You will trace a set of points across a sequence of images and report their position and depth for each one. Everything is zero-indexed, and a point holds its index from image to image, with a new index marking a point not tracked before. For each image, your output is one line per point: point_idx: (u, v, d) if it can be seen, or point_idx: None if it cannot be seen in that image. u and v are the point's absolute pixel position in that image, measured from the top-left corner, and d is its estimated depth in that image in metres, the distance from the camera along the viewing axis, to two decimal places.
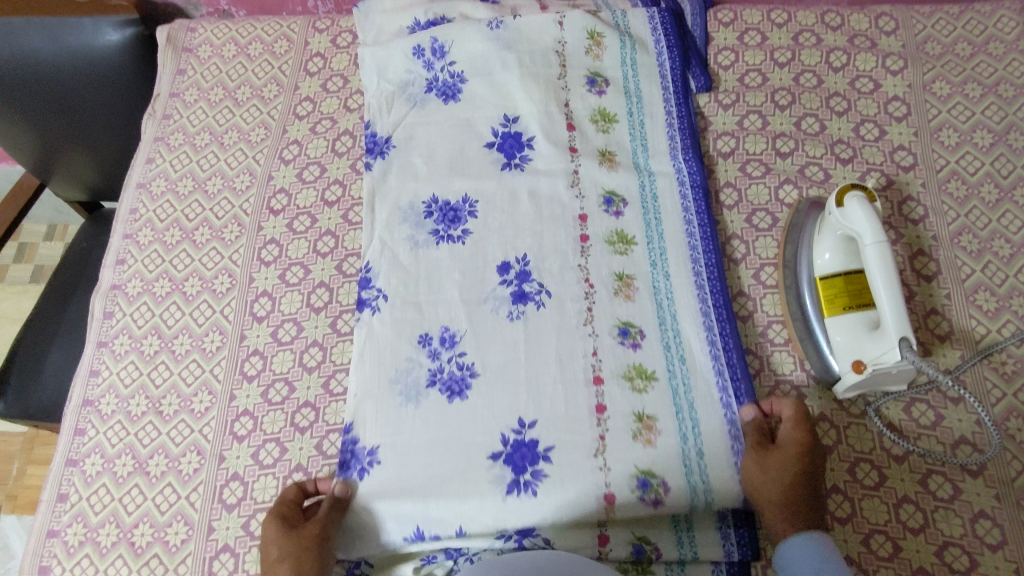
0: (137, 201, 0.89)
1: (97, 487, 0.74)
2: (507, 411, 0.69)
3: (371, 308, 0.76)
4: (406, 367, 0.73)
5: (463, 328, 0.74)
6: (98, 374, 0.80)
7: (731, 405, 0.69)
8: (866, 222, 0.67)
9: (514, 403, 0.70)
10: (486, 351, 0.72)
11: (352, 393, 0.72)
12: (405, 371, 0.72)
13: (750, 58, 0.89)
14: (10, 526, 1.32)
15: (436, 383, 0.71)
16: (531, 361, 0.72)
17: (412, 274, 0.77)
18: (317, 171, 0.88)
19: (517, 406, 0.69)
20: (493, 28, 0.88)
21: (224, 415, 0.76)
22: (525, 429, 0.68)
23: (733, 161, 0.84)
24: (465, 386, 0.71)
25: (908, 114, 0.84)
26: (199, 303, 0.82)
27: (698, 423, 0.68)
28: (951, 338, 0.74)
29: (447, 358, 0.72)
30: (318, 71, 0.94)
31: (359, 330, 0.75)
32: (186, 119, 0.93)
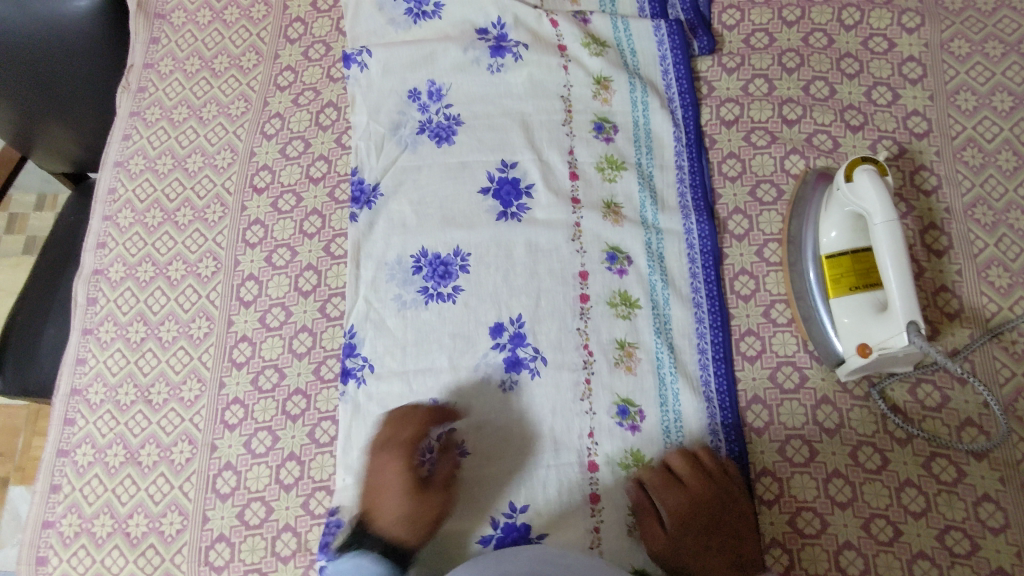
0: (115, 181, 0.86)
1: (90, 478, 0.74)
2: (499, 494, 0.70)
3: (356, 379, 0.73)
4: None
5: (454, 401, 0.73)
6: (84, 363, 0.78)
7: None
8: (877, 198, 0.63)
9: (506, 487, 0.70)
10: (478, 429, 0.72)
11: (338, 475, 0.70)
12: None
13: (757, 16, 0.84)
14: (20, 495, 1.33)
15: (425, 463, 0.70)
16: (525, 444, 0.71)
17: (399, 340, 0.74)
18: (301, 146, 0.84)
19: (510, 488, 0.70)
20: (494, 70, 0.82)
21: (214, 403, 0.75)
22: (517, 513, 0.69)
23: (736, 130, 0.80)
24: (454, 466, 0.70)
25: (924, 75, 0.79)
26: (184, 287, 0.80)
27: None
28: (960, 316, 0.71)
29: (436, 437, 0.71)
30: (298, 38, 0.89)
31: (345, 404, 0.72)
32: (162, 92, 0.89)
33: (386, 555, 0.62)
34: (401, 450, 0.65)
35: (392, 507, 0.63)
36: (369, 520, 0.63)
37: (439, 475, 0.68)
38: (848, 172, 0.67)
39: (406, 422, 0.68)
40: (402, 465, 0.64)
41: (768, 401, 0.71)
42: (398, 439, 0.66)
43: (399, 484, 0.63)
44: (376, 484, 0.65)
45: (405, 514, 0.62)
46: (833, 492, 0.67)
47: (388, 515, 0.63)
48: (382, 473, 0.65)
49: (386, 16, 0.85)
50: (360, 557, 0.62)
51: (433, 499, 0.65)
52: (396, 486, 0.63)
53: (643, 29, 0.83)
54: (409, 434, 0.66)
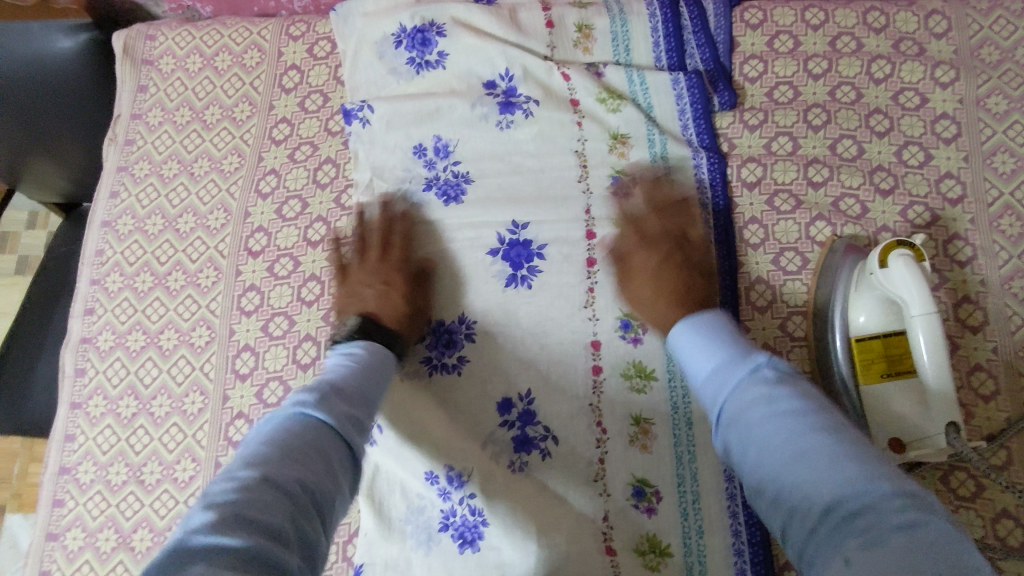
0: (103, 241, 0.81)
1: (80, 564, 0.71)
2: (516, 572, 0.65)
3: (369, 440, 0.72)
4: (419, 505, 0.70)
5: (468, 468, 0.69)
6: (73, 439, 0.75)
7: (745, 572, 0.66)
8: (915, 289, 0.59)
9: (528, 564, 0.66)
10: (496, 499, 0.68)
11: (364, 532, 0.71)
12: (417, 510, 0.70)
13: (781, 68, 0.79)
14: (17, 523, 1.30)
15: (448, 528, 0.68)
16: (543, 519, 0.67)
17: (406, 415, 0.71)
18: (298, 206, 0.80)
19: (527, 567, 0.65)
20: (503, 127, 0.78)
21: (209, 484, 0.72)
22: None
23: (759, 192, 0.76)
24: (477, 534, 0.68)
25: (958, 135, 0.75)
26: (177, 358, 0.76)
27: None
28: (996, 399, 0.67)
29: (458, 500, 0.69)
30: (294, 87, 0.84)
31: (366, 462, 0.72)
32: (151, 145, 0.84)
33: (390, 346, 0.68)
34: (396, 272, 0.73)
35: (387, 302, 0.71)
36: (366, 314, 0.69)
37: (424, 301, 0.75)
38: (883, 255, 0.63)
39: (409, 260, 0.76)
40: (394, 283, 0.73)
41: None
42: (390, 264, 0.74)
43: (393, 293, 0.72)
44: (366, 301, 0.72)
45: (400, 311, 0.71)
46: None
47: (364, 306, 0.71)
48: (366, 291, 0.73)
49: (386, 66, 0.81)
50: (372, 343, 0.64)
51: (410, 320, 0.72)
52: (391, 291, 0.72)
53: (660, 83, 0.78)
54: (400, 256, 0.75)
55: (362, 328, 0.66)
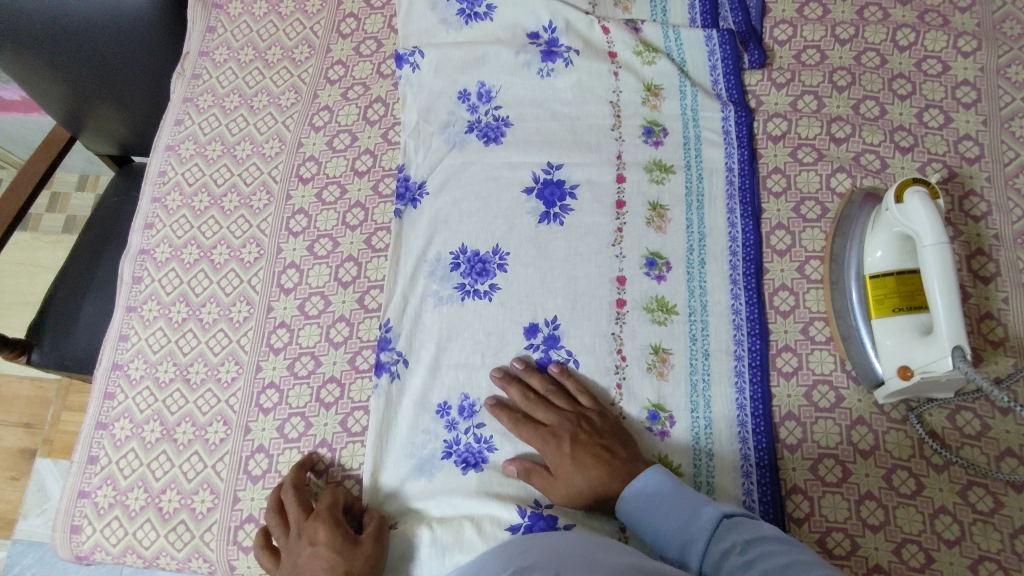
0: (166, 164, 0.88)
1: (126, 452, 0.76)
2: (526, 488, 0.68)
3: (390, 372, 0.74)
4: (423, 439, 0.71)
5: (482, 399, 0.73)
6: (127, 339, 0.81)
7: (751, 492, 0.68)
8: (928, 220, 0.63)
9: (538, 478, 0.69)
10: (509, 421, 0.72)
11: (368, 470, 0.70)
12: (421, 444, 0.71)
13: (809, 33, 0.84)
14: (48, 469, 1.30)
15: (453, 454, 0.70)
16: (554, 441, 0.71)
17: (433, 334, 0.75)
18: (348, 140, 0.86)
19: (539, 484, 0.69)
20: (544, 75, 0.83)
21: (250, 386, 0.76)
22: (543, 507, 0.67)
23: (783, 145, 0.80)
24: (482, 458, 0.70)
25: (978, 100, 0.79)
26: (227, 271, 0.82)
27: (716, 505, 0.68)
28: (1005, 345, 0.70)
29: (464, 429, 0.71)
30: (351, 34, 0.91)
31: (377, 398, 0.73)
32: (215, 80, 0.91)
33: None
34: (322, 524, 0.63)
35: (321, 555, 0.60)
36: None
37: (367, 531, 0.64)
38: (898, 193, 0.66)
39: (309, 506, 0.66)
40: (322, 538, 0.62)
41: (802, 418, 0.70)
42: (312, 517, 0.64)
43: (323, 546, 0.61)
44: (299, 558, 0.61)
45: (339, 570, 0.59)
46: (866, 514, 0.66)
47: (311, 566, 0.60)
48: (291, 551, 0.62)
49: (437, 16, 0.86)
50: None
51: (349, 553, 0.61)
52: (319, 548, 0.61)
53: (694, 39, 0.83)
54: (321, 505, 0.65)
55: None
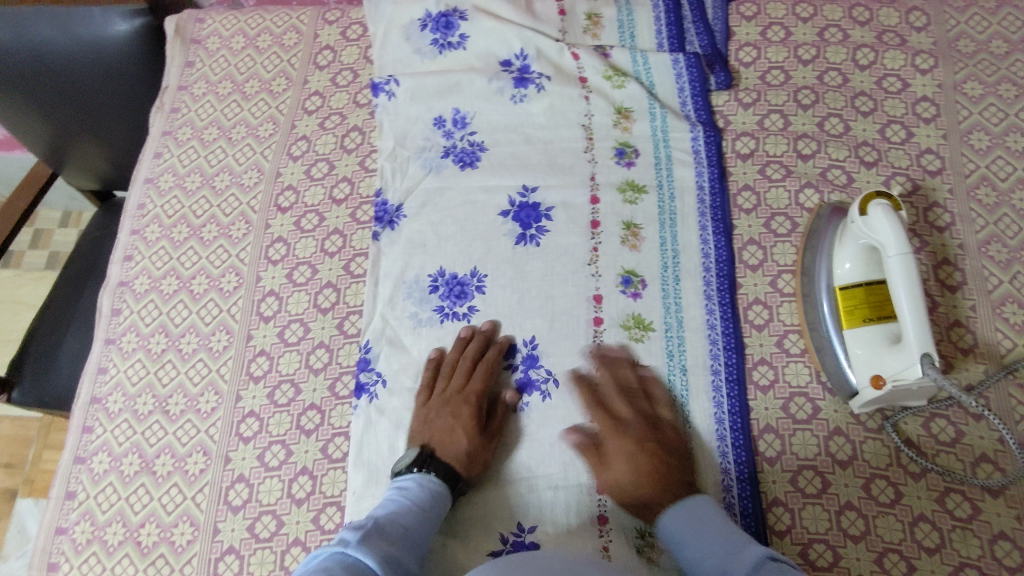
0: (145, 197, 0.89)
1: (105, 486, 0.75)
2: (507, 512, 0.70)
3: (370, 394, 0.75)
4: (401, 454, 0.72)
5: None
6: (106, 372, 0.80)
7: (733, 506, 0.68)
8: (891, 231, 0.64)
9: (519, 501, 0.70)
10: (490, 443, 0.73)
11: (351, 491, 0.71)
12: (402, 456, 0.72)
13: (773, 55, 0.86)
14: (27, 510, 1.27)
15: None
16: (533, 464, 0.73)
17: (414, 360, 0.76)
18: (326, 168, 0.87)
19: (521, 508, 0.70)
20: (517, 100, 0.85)
21: (230, 415, 0.76)
22: (526, 532, 0.68)
23: (752, 163, 0.82)
24: None
25: (937, 115, 0.81)
26: (206, 301, 0.82)
27: None
28: (975, 352, 0.71)
29: None
30: (327, 65, 0.93)
31: (357, 417, 0.74)
32: (194, 113, 0.93)
33: (448, 478, 0.68)
34: (468, 404, 0.71)
35: (454, 439, 0.70)
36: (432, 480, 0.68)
37: (498, 415, 0.73)
38: (862, 206, 0.68)
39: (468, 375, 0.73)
40: (466, 416, 0.71)
41: (780, 430, 0.71)
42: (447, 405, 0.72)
43: (463, 429, 0.70)
44: (437, 433, 0.70)
45: (466, 450, 0.69)
46: (846, 525, 0.66)
47: (450, 449, 0.69)
48: (438, 424, 0.71)
49: (412, 46, 0.88)
50: (424, 478, 0.67)
51: (485, 442, 0.70)
52: (461, 427, 0.70)
53: (661, 63, 0.85)
54: (477, 386, 0.72)
55: (421, 462, 0.68)
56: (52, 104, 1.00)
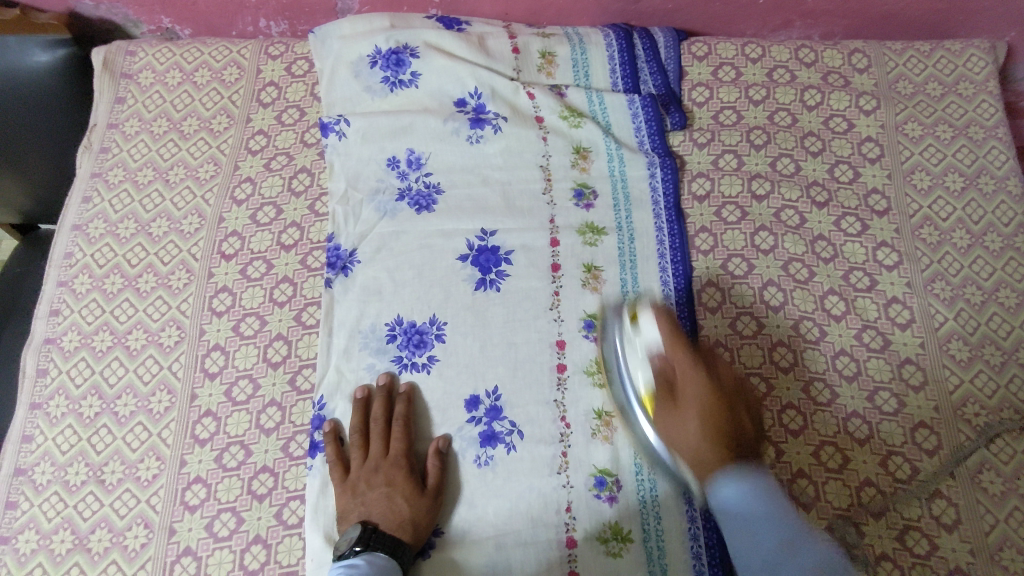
0: (73, 244, 0.83)
1: (32, 568, 0.68)
2: (476, 573, 0.67)
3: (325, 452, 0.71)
4: None
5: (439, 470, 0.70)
6: (31, 440, 0.74)
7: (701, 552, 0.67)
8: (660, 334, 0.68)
9: (485, 562, 0.68)
10: (455, 501, 0.70)
11: (309, 560, 0.66)
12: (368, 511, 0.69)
13: (724, 94, 0.88)
14: None
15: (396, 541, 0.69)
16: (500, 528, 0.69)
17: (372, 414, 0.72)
18: (273, 212, 0.83)
19: (489, 569, 0.67)
20: (473, 141, 0.83)
21: (173, 483, 0.71)
22: None
23: (708, 204, 0.82)
24: (429, 544, 0.68)
25: (882, 155, 0.84)
26: (144, 358, 0.76)
27: (668, 569, 0.67)
28: (925, 388, 0.73)
29: None
30: (272, 102, 0.89)
31: (313, 478, 0.70)
32: (127, 153, 0.87)
33: (395, 553, 0.63)
34: (399, 468, 0.68)
35: (392, 506, 0.66)
36: (383, 546, 0.63)
37: (434, 474, 0.69)
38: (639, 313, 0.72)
39: (391, 436, 0.70)
40: (399, 481, 0.68)
41: None
42: (387, 462, 0.69)
43: (398, 495, 0.67)
44: (373, 505, 0.67)
45: (407, 515, 0.66)
46: None
47: (390, 518, 0.66)
48: (371, 496, 0.67)
49: (362, 84, 0.85)
50: (372, 554, 0.62)
51: (427, 503, 0.67)
52: (396, 493, 0.67)
53: (617, 103, 0.85)
54: (400, 446, 0.70)
55: (365, 540, 0.63)
56: None
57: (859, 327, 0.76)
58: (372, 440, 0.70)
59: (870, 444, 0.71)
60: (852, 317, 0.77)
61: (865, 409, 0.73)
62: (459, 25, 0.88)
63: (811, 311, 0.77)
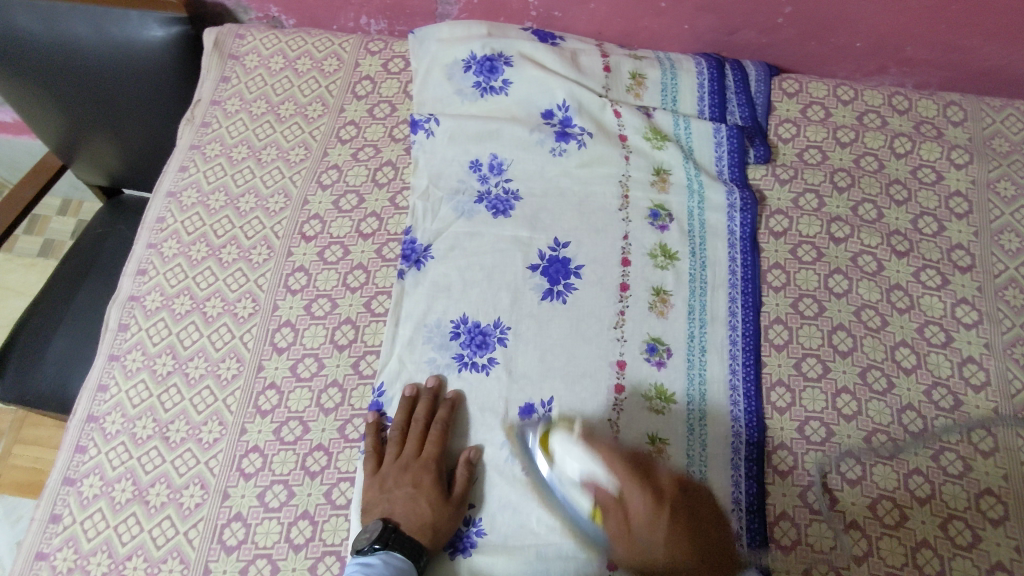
0: (165, 210, 0.87)
1: (93, 511, 0.72)
2: None
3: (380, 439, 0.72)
4: None
5: (495, 481, 0.71)
6: (106, 390, 0.77)
7: None
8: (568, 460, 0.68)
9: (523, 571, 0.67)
10: (498, 506, 0.70)
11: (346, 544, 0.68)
12: None
13: (812, 134, 0.87)
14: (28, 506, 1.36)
15: None
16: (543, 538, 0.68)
17: None
18: (355, 201, 0.86)
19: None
20: (556, 153, 0.84)
21: (232, 448, 0.73)
22: None
23: (784, 242, 0.82)
24: (470, 543, 0.68)
25: (970, 211, 0.82)
26: (218, 325, 0.79)
27: None
28: (995, 455, 0.70)
29: None
30: (366, 95, 0.92)
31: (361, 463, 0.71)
32: (224, 129, 0.91)
33: (412, 555, 0.64)
34: (428, 471, 0.69)
35: (415, 509, 0.67)
36: (396, 546, 0.64)
37: (461, 483, 0.70)
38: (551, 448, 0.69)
39: (428, 439, 0.71)
40: (426, 484, 0.68)
41: (797, 519, 0.69)
42: (420, 462, 0.70)
43: (423, 498, 0.68)
44: (399, 503, 0.68)
45: (429, 520, 0.67)
46: None
47: (411, 520, 0.67)
48: (398, 494, 0.68)
49: (453, 86, 0.88)
50: (389, 554, 0.63)
51: (450, 511, 0.68)
52: (420, 496, 0.68)
53: (703, 129, 0.85)
54: (433, 450, 0.70)
55: (384, 539, 0.64)
56: (76, 97, 1.02)
57: (929, 383, 0.74)
58: (409, 439, 0.71)
59: (931, 505, 0.69)
60: (923, 372, 0.74)
61: (928, 468, 0.70)
62: (554, 39, 0.91)
63: (881, 360, 0.75)
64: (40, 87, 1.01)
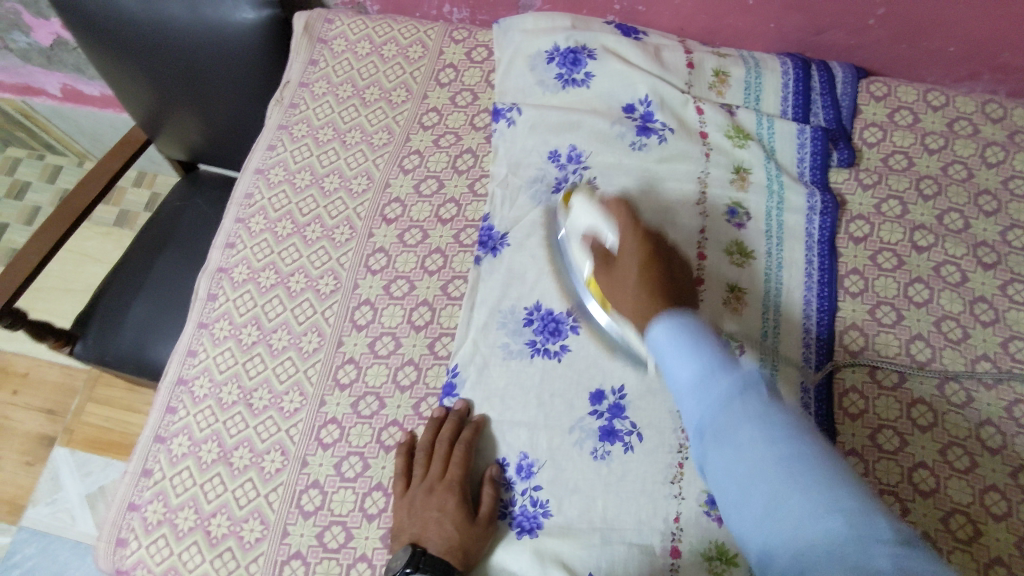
0: (254, 187, 0.90)
1: (181, 469, 0.76)
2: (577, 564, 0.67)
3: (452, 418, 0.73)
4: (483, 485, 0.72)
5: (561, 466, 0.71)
6: (195, 355, 0.82)
7: None
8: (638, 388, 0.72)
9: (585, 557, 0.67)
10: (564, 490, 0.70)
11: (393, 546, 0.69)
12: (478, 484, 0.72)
13: (898, 139, 0.86)
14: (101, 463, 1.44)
15: (505, 516, 0.71)
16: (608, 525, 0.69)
17: (498, 390, 0.75)
18: (435, 186, 0.88)
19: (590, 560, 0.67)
20: (636, 147, 0.85)
21: (312, 418, 0.76)
22: None
23: (864, 247, 0.81)
24: (536, 525, 0.70)
25: None
26: (302, 300, 0.83)
27: None
28: None
29: (521, 491, 0.71)
30: (449, 83, 0.94)
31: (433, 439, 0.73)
32: (312, 111, 0.94)
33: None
34: (453, 493, 0.69)
35: (441, 531, 0.67)
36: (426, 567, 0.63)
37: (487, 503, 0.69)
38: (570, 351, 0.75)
39: (451, 460, 0.71)
40: (451, 506, 0.68)
41: None
42: (444, 484, 0.70)
43: (449, 521, 0.67)
44: (426, 526, 0.68)
45: (457, 541, 0.66)
46: None
47: (439, 542, 0.66)
48: (425, 517, 0.68)
49: (536, 77, 0.89)
50: None
51: (477, 532, 0.67)
52: (446, 519, 0.67)
53: (786, 130, 0.85)
54: (457, 472, 0.70)
55: (415, 562, 0.63)
56: (167, 74, 1.06)
57: (1011, 399, 0.72)
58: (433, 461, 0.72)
59: (1007, 522, 0.67)
60: (1005, 387, 0.73)
61: (1005, 486, 0.69)
62: (637, 33, 0.91)
63: (961, 372, 0.74)
64: (135, 64, 1.05)
